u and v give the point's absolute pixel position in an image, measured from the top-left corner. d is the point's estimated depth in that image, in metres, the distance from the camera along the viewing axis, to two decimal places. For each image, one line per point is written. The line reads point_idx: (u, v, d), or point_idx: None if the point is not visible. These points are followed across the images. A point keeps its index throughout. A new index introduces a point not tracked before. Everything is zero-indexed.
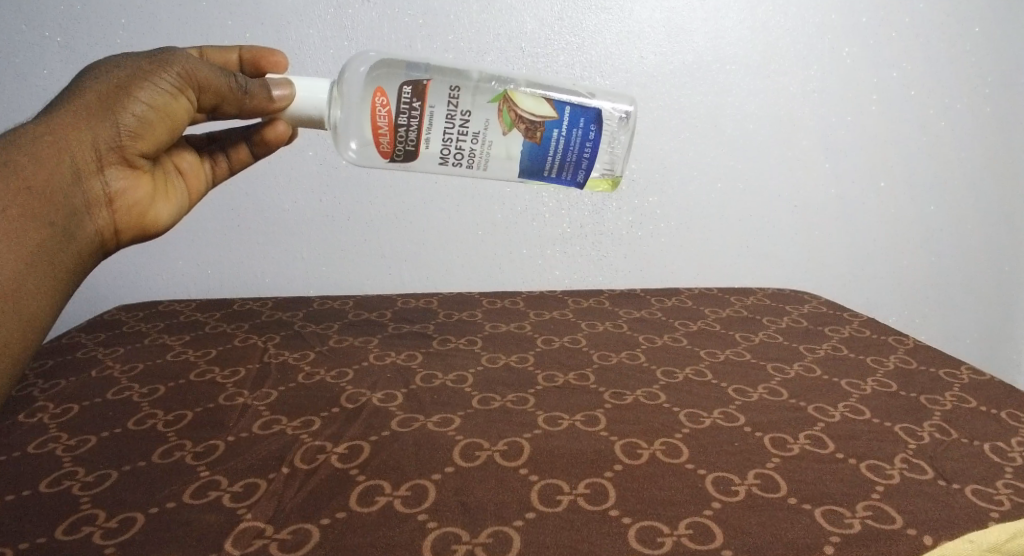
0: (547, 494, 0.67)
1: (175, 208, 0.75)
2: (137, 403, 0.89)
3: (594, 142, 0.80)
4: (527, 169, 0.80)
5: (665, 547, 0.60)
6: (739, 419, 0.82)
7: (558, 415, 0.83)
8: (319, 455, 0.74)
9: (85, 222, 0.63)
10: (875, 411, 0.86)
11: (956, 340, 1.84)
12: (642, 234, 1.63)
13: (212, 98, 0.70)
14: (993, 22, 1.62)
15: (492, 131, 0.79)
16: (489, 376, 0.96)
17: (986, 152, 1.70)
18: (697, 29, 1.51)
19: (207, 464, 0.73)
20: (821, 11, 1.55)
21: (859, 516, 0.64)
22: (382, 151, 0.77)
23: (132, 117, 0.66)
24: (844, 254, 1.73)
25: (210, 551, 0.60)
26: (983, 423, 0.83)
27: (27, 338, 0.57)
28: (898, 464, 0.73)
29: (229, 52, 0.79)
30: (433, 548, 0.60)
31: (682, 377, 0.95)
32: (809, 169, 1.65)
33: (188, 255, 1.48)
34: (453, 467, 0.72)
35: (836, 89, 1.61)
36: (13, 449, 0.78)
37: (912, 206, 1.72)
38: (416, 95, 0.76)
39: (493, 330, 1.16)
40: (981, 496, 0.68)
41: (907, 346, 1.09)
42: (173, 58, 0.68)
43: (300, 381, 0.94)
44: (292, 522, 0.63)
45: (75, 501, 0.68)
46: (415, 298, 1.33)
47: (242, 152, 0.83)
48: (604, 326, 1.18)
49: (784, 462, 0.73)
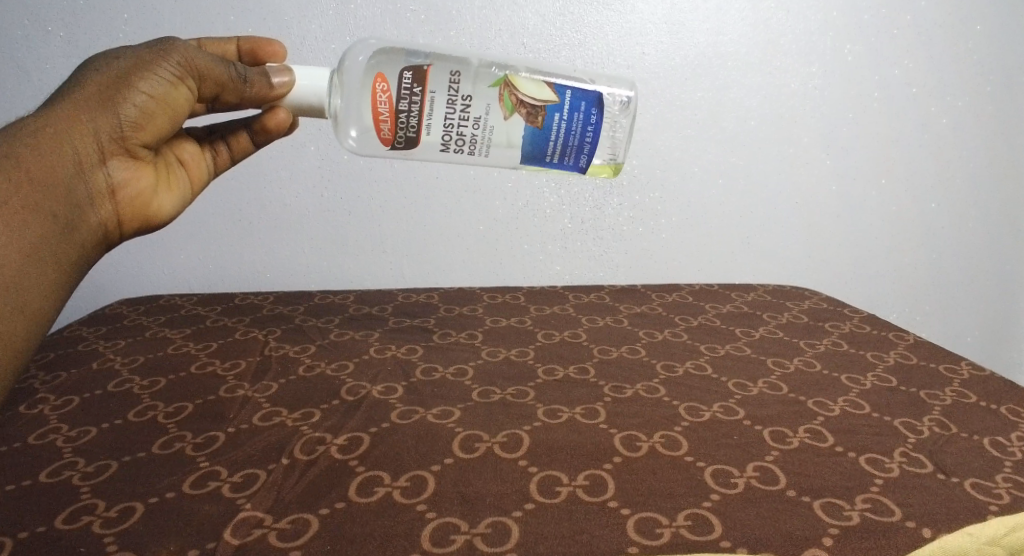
0: (546, 486, 0.67)
1: (177, 198, 0.75)
2: (138, 395, 0.89)
3: (595, 126, 0.81)
4: (528, 153, 0.81)
5: (663, 538, 0.60)
6: (739, 412, 0.82)
7: (558, 408, 0.83)
8: (318, 446, 0.74)
9: (86, 214, 0.63)
10: (875, 406, 0.86)
11: (956, 339, 1.84)
12: (642, 230, 1.63)
13: (213, 87, 0.71)
14: (994, 19, 1.62)
15: (493, 116, 0.79)
16: (489, 369, 0.96)
17: (987, 150, 1.71)
18: (698, 26, 1.51)
19: (207, 456, 0.73)
20: (822, 8, 1.55)
21: (858, 509, 0.64)
22: (383, 138, 0.77)
23: (132, 108, 0.66)
24: (845, 251, 1.73)
25: (207, 541, 0.60)
26: (983, 417, 0.83)
27: (31, 330, 0.57)
28: (897, 458, 0.73)
29: (228, 43, 0.80)
30: (431, 538, 0.60)
31: (682, 371, 0.95)
32: (810, 167, 1.65)
33: (189, 250, 1.48)
34: (453, 459, 0.72)
35: (838, 84, 1.60)
36: (14, 440, 0.78)
37: (913, 203, 1.72)
38: (416, 80, 0.76)
39: (494, 324, 1.16)
40: (981, 490, 0.68)
41: (907, 342, 1.08)
42: (172, 47, 0.68)
43: (300, 373, 0.95)
44: (292, 512, 0.64)
45: (75, 492, 0.68)
46: (415, 294, 1.33)
47: (242, 140, 0.83)
48: (605, 321, 1.18)
49: (784, 455, 0.73)
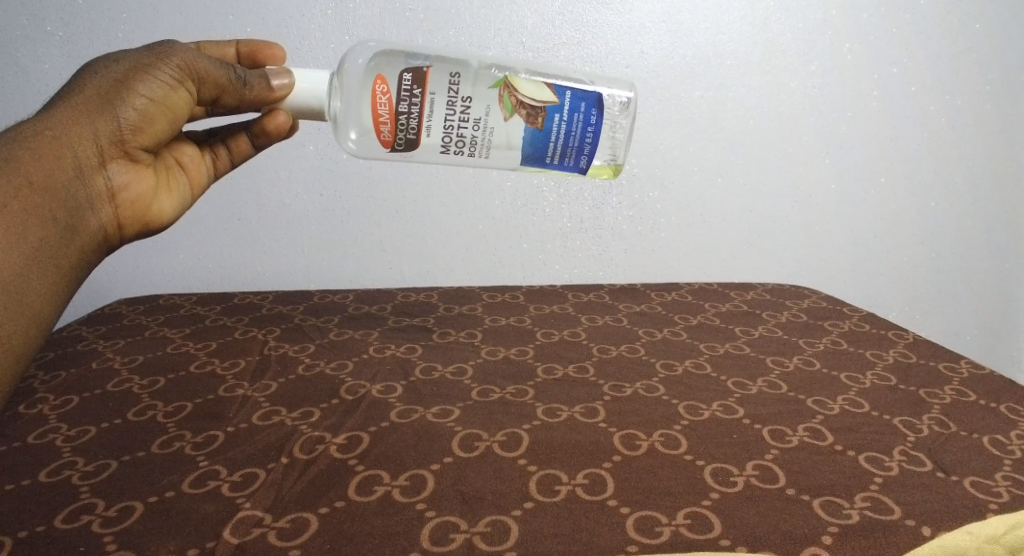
0: (546, 484, 0.67)
1: (177, 201, 0.75)
2: (137, 395, 0.89)
3: (595, 126, 0.81)
4: (529, 154, 0.80)
5: (662, 537, 0.60)
6: (738, 411, 0.82)
7: (558, 407, 0.83)
8: (317, 445, 0.74)
9: (87, 217, 0.63)
10: (874, 404, 0.86)
11: (956, 337, 1.84)
12: (642, 229, 1.63)
13: (213, 89, 0.71)
14: (993, 19, 1.62)
15: (493, 117, 0.79)
16: (489, 368, 0.96)
17: (986, 150, 1.71)
18: (697, 25, 1.51)
19: (206, 455, 0.73)
20: (821, 7, 1.55)
21: (857, 507, 0.64)
22: (383, 140, 0.77)
23: (132, 111, 0.66)
24: (845, 250, 1.73)
25: (206, 540, 0.60)
26: (983, 416, 0.83)
27: (30, 334, 0.57)
28: (897, 456, 0.73)
29: (226, 46, 0.80)
30: (431, 537, 0.60)
31: (681, 370, 0.95)
32: (809, 165, 1.65)
33: (189, 250, 1.48)
34: (452, 458, 0.72)
35: (837, 83, 1.60)
36: (13, 440, 0.78)
37: (912, 202, 1.72)
38: (416, 82, 0.76)
39: (493, 323, 1.16)
40: (980, 489, 0.68)
41: (907, 341, 1.08)
42: (172, 51, 0.68)
43: (299, 372, 0.95)
44: (291, 511, 0.64)
45: (75, 491, 0.68)
46: (414, 293, 1.33)
47: (242, 143, 0.82)
48: (604, 320, 1.18)
49: (783, 453, 0.73)
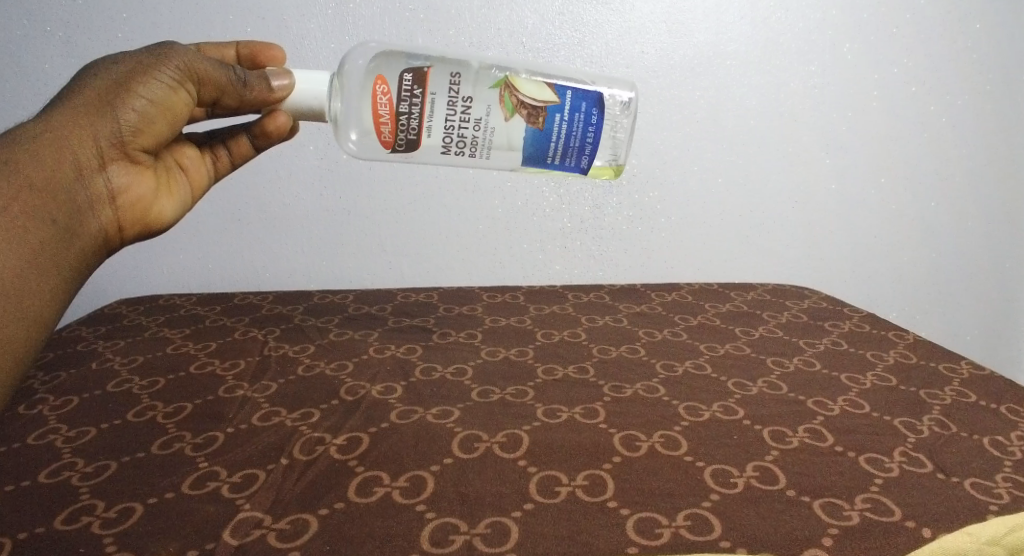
0: (546, 485, 0.67)
1: (177, 204, 0.75)
2: (137, 395, 0.89)
3: (596, 126, 0.81)
4: (530, 154, 0.80)
5: (662, 538, 0.60)
6: (739, 412, 0.82)
7: (557, 408, 0.83)
8: (317, 446, 0.74)
9: (87, 219, 0.63)
10: (874, 405, 0.86)
11: (956, 337, 1.84)
12: (642, 229, 1.63)
13: (213, 91, 0.71)
14: (994, 19, 1.62)
15: (493, 117, 0.79)
16: (489, 369, 0.96)
17: (987, 150, 1.70)
18: (698, 25, 1.51)
19: (206, 456, 0.73)
20: (821, 7, 1.55)
21: (857, 509, 0.64)
22: (383, 141, 0.77)
23: (132, 113, 0.66)
24: (845, 250, 1.73)
25: (206, 542, 0.60)
26: (982, 417, 0.83)
27: (31, 337, 0.57)
28: (897, 457, 0.73)
29: (226, 48, 0.80)
30: (430, 538, 0.60)
31: (681, 370, 0.95)
32: (809, 165, 1.65)
33: (189, 250, 1.48)
34: (452, 459, 0.72)
35: (838, 82, 1.60)
36: (13, 441, 0.78)
37: (912, 201, 1.72)
38: (416, 83, 0.76)
39: (493, 324, 1.16)
40: (981, 490, 0.68)
41: (907, 342, 1.08)
42: (172, 52, 0.68)
43: (299, 373, 0.95)
44: (291, 512, 0.63)
45: (75, 492, 0.68)
46: (415, 293, 1.33)
47: (242, 144, 0.82)
48: (604, 320, 1.18)
49: (783, 455, 0.73)
